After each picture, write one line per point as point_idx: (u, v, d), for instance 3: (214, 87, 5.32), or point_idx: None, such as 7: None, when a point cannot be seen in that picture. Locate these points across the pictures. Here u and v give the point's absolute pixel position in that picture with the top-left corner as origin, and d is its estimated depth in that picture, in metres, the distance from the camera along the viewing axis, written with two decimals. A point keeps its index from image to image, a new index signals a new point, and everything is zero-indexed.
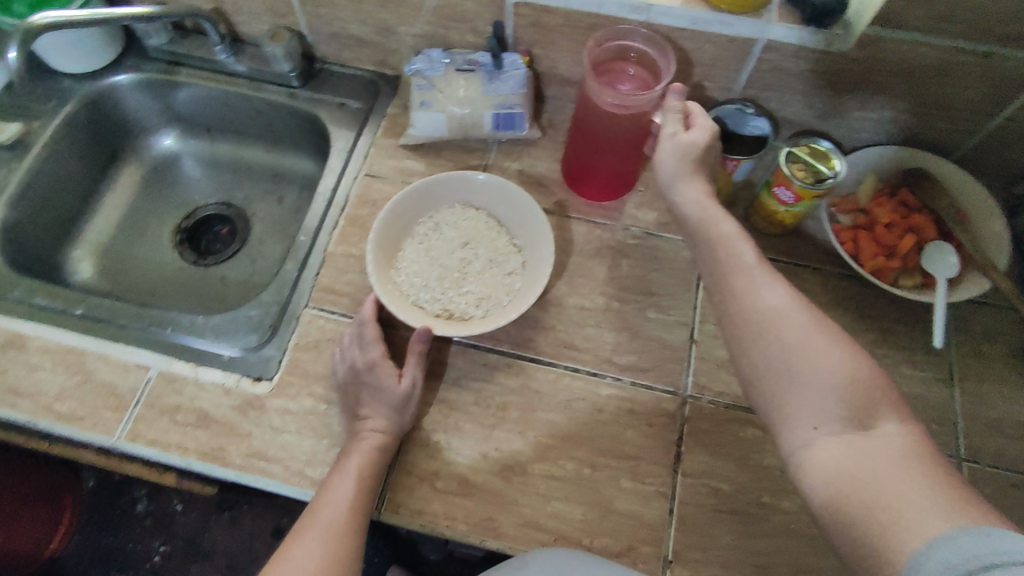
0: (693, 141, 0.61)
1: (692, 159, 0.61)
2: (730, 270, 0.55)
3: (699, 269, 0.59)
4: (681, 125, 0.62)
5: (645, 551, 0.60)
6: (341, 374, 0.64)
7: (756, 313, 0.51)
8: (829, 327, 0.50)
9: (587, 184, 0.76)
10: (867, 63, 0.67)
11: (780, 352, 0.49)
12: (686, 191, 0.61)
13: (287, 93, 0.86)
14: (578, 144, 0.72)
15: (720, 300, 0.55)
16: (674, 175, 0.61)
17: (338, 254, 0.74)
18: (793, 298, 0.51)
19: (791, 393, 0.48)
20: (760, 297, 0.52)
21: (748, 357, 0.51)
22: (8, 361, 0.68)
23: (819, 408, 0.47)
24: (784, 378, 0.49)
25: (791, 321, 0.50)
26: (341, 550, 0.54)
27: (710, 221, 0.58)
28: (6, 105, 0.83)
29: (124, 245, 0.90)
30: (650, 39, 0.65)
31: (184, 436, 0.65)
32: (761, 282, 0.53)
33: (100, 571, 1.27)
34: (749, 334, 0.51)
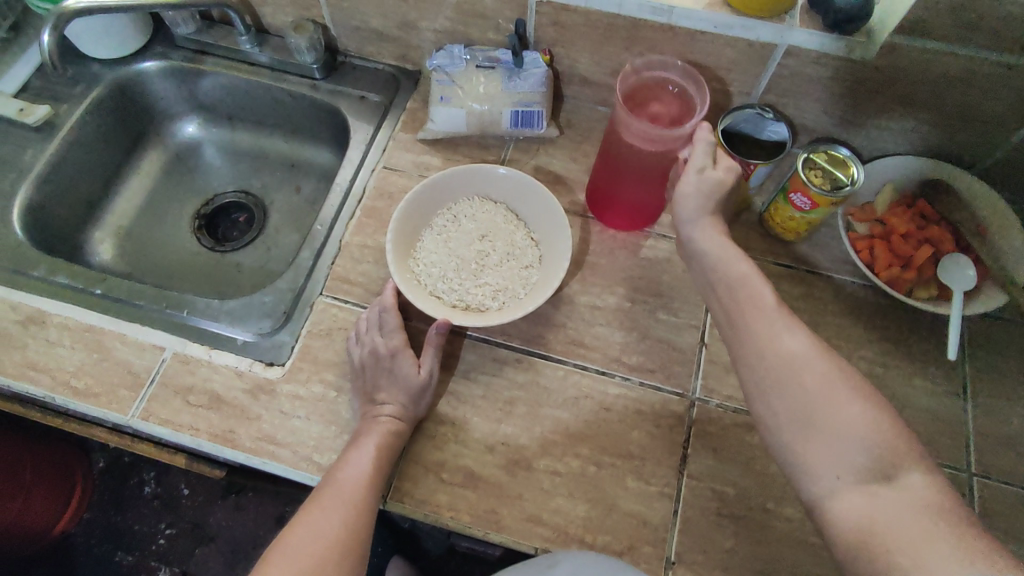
0: (719, 179, 0.59)
1: (714, 199, 0.60)
2: (749, 312, 0.55)
3: (715, 307, 0.59)
4: (711, 159, 0.59)
5: (647, 551, 0.61)
6: (358, 357, 0.64)
7: (777, 360, 0.52)
8: (847, 374, 0.51)
9: (610, 213, 0.74)
10: (887, 71, 0.67)
11: (801, 402, 0.50)
12: (705, 231, 0.60)
13: (309, 84, 0.87)
14: (603, 174, 0.70)
15: (737, 341, 0.55)
16: (694, 215, 0.60)
17: (354, 245, 0.75)
18: (812, 344, 0.52)
19: (813, 443, 0.49)
20: (779, 343, 0.52)
21: (769, 405, 0.52)
22: (28, 337, 0.69)
23: (842, 457, 0.48)
24: (807, 428, 0.50)
25: (813, 369, 0.51)
26: (359, 523, 0.56)
27: (727, 261, 0.58)
28: (38, 88, 0.85)
29: (145, 229, 0.92)
30: (687, 71, 0.63)
31: (196, 417, 0.66)
32: (781, 327, 0.53)
33: (108, 549, 1.29)
34: (770, 382, 0.52)
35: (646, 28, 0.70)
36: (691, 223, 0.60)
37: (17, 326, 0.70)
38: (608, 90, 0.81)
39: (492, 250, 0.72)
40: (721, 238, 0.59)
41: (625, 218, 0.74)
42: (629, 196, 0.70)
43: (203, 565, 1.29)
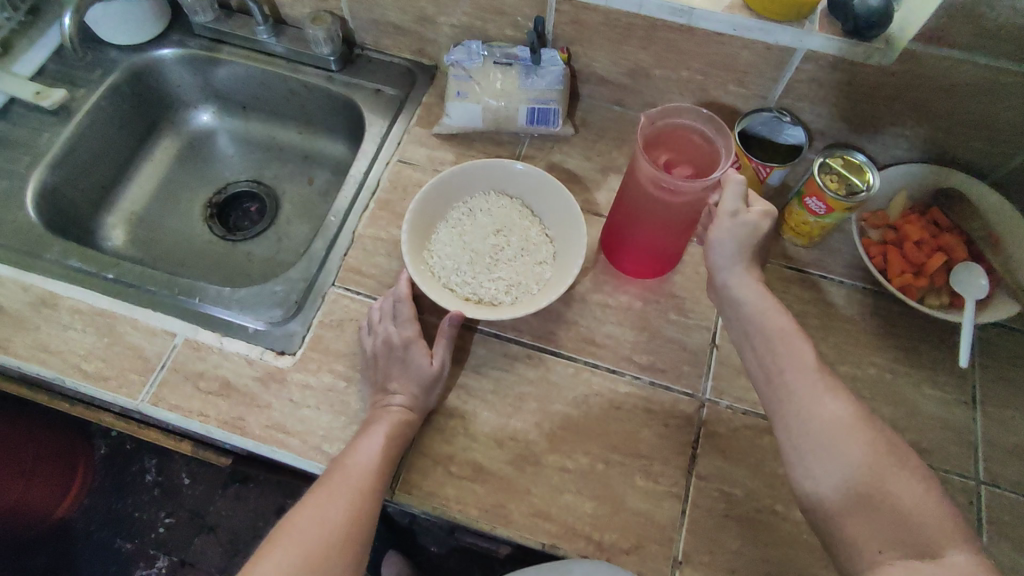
0: (755, 224, 0.59)
1: (749, 244, 0.59)
2: (791, 371, 0.55)
3: (750, 364, 0.59)
4: (744, 202, 0.59)
5: (655, 550, 0.61)
6: (370, 347, 0.65)
7: (821, 423, 0.52)
8: (892, 445, 0.51)
9: (627, 261, 0.71)
10: (905, 78, 0.67)
11: (847, 469, 0.50)
12: (742, 280, 0.59)
13: (325, 76, 0.87)
14: (623, 224, 0.67)
15: (776, 400, 0.55)
16: (730, 261, 0.60)
17: (367, 237, 0.75)
18: (858, 411, 0.52)
19: (856, 513, 0.49)
20: (825, 406, 0.52)
21: (812, 468, 0.51)
22: (39, 319, 0.69)
23: (886, 531, 0.48)
24: (850, 496, 0.49)
25: (860, 436, 0.51)
26: (366, 509, 0.56)
27: (766, 314, 0.58)
28: (54, 72, 0.85)
29: (156, 215, 0.92)
30: (711, 119, 0.61)
31: (206, 403, 0.66)
32: (827, 389, 0.53)
33: (107, 535, 1.29)
34: (813, 445, 0.52)
35: (665, 28, 0.70)
36: (728, 270, 0.60)
37: (28, 308, 0.70)
38: (624, 90, 0.81)
39: (507, 245, 0.72)
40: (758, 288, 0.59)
41: (645, 266, 0.71)
42: (651, 245, 0.67)
43: (202, 555, 1.29)
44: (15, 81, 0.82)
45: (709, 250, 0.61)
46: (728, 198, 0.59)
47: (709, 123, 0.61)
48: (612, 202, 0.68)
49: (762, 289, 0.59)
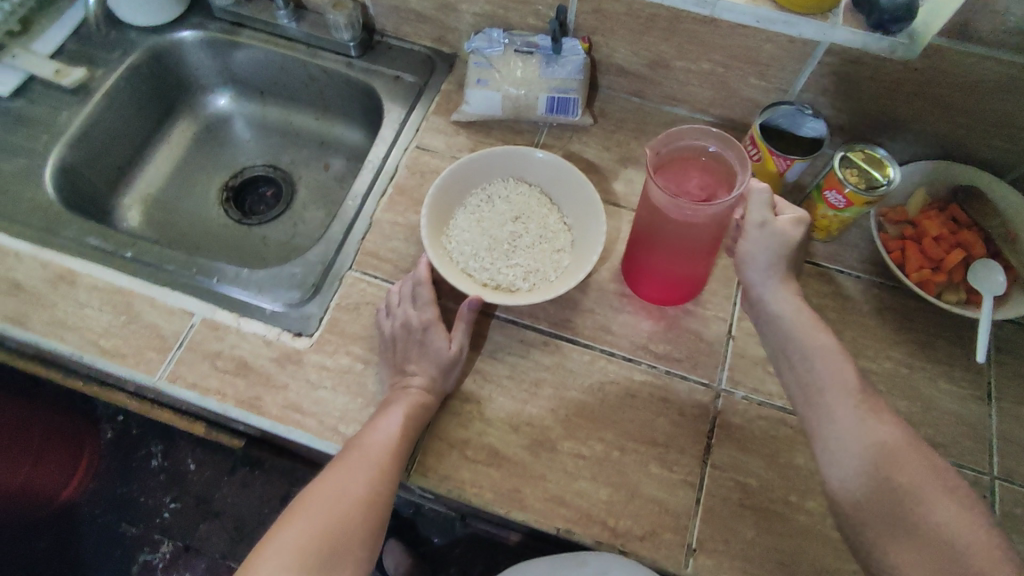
0: (787, 233, 0.58)
1: (786, 255, 0.58)
2: (834, 395, 0.54)
3: (789, 382, 0.58)
4: (772, 210, 0.58)
5: (669, 537, 0.61)
6: (389, 330, 0.65)
7: (868, 449, 0.52)
8: (939, 471, 0.51)
9: (653, 289, 0.69)
10: (928, 73, 0.67)
11: (893, 497, 0.50)
12: (779, 296, 0.58)
13: (344, 62, 0.87)
14: (647, 254, 0.65)
15: (817, 420, 0.55)
16: (769, 275, 0.58)
17: (385, 221, 0.75)
18: (904, 435, 0.52)
19: (901, 541, 0.49)
20: (871, 430, 0.52)
21: (856, 495, 0.51)
22: (57, 296, 0.70)
23: (931, 560, 0.48)
24: (895, 525, 0.50)
25: (907, 463, 0.51)
26: (385, 484, 0.56)
27: (805, 330, 0.57)
28: (73, 51, 0.85)
29: (172, 197, 0.92)
30: (721, 137, 0.59)
31: (223, 382, 0.66)
32: (873, 412, 0.53)
33: (112, 519, 1.29)
34: (857, 471, 0.52)
35: (688, 19, 0.70)
36: (765, 286, 0.59)
37: (46, 285, 0.70)
38: (644, 81, 0.81)
39: (524, 232, 0.72)
40: (796, 304, 0.58)
41: (669, 291, 0.69)
42: (675, 269, 0.65)
43: (207, 540, 1.29)
44: (36, 60, 0.83)
45: (743, 262, 0.60)
46: (755, 210, 0.58)
47: (718, 142, 0.59)
48: (633, 235, 0.66)
49: (801, 305, 0.58)
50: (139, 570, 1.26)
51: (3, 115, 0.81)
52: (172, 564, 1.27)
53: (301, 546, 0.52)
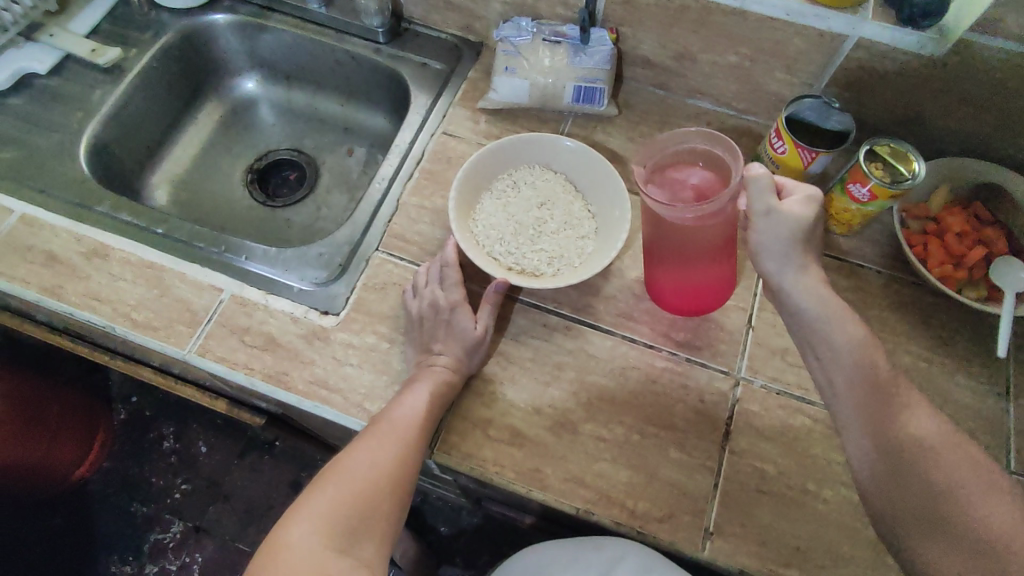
0: (798, 214, 0.56)
1: (803, 238, 0.57)
2: (869, 394, 0.54)
3: (818, 377, 0.58)
4: (775, 195, 0.56)
5: (687, 520, 0.62)
6: (416, 309, 0.66)
7: (903, 447, 0.53)
8: (976, 466, 0.52)
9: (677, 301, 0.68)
10: (955, 69, 0.67)
11: (928, 494, 0.51)
12: (801, 283, 0.57)
13: (372, 48, 0.88)
14: (662, 267, 0.65)
15: (847, 416, 0.56)
16: (788, 260, 0.57)
17: (411, 205, 0.76)
18: (940, 431, 0.53)
19: (937, 541, 0.51)
20: (906, 428, 0.53)
21: (891, 493, 0.53)
22: (91, 269, 0.71)
23: (967, 555, 0.49)
24: (932, 524, 0.51)
25: (943, 460, 0.52)
26: (412, 455, 0.58)
27: (831, 320, 0.56)
28: (108, 31, 0.87)
29: (199, 177, 0.94)
30: (704, 133, 0.61)
31: (251, 357, 0.67)
32: (909, 408, 0.54)
33: (123, 499, 1.31)
34: (892, 469, 0.53)
35: (717, 11, 0.71)
36: (784, 270, 0.57)
37: (80, 258, 0.72)
38: (669, 74, 0.82)
39: (548, 217, 0.74)
40: (819, 290, 0.57)
41: (694, 303, 0.68)
42: (694, 278, 0.65)
43: (217, 521, 1.30)
44: (73, 39, 0.84)
45: (758, 249, 0.58)
46: (758, 197, 0.56)
47: (703, 138, 0.61)
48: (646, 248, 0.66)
49: (825, 291, 0.57)
50: (150, 549, 1.27)
51: (40, 92, 0.83)
52: (182, 544, 1.28)
53: (332, 513, 0.54)
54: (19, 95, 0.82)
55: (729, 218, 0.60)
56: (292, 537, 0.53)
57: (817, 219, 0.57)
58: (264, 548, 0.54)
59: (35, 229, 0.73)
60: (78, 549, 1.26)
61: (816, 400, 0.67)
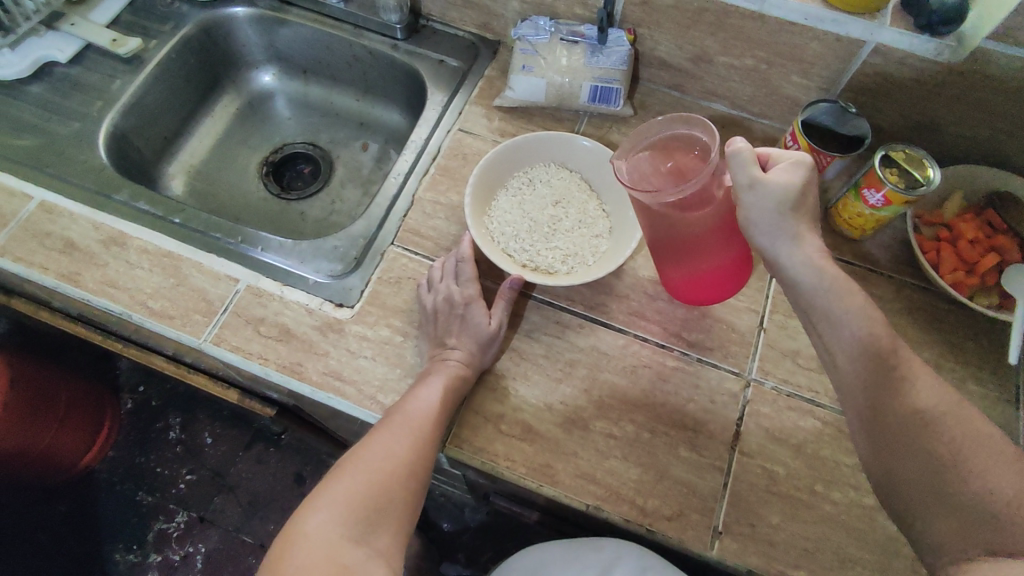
0: (783, 182, 0.54)
1: (795, 206, 0.55)
2: (866, 365, 0.52)
3: (820, 350, 0.57)
4: (757, 168, 0.54)
5: (695, 519, 0.62)
6: (431, 304, 0.67)
7: (901, 417, 0.50)
8: (986, 437, 0.49)
9: (698, 291, 0.66)
10: (972, 77, 0.67)
11: (929, 464, 0.49)
12: (795, 254, 0.55)
13: (389, 44, 0.89)
14: (677, 264, 0.62)
15: (849, 387, 0.54)
16: (781, 230, 0.55)
17: (426, 200, 0.77)
18: (945, 401, 0.50)
19: (938, 509, 0.48)
20: (906, 397, 0.51)
21: (891, 464, 0.51)
22: (109, 257, 0.72)
23: (974, 528, 0.46)
24: (933, 493, 0.48)
25: (946, 430, 0.49)
26: (426, 447, 0.59)
27: (829, 291, 0.54)
28: (129, 22, 0.88)
29: (215, 169, 0.94)
30: (675, 117, 0.56)
31: (266, 347, 0.68)
32: (909, 378, 0.52)
33: (129, 487, 1.31)
34: (891, 441, 0.51)
35: (736, 14, 0.71)
36: (777, 242, 0.56)
37: (98, 245, 0.72)
38: (685, 76, 0.83)
39: (564, 216, 0.75)
40: (816, 260, 0.55)
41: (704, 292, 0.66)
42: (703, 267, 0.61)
43: (221, 513, 1.30)
44: (93, 27, 0.85)
45: (750, 224, 0.56)
46: (739, 170, 0.54)
47: (679, 123, 0.57)
48: (653, 249, 0.62)
49: (820, 260, 0.55)
50: (153, 539, 1.27)
51: (59, 81, 0.84)
52: (185, 534, 1.28)
53: (348, 503, 0.55)
54: (38, 83, 0.83)
55: (719, 201, 0.56)
56: (309, 527, 0.54)
57: (809, 185, 0.55)
58: (281, 538, 0.55)
59: (54, 215, 0.74)
60: (83, 537, 1.27)
61: (826, 404, 0.67)
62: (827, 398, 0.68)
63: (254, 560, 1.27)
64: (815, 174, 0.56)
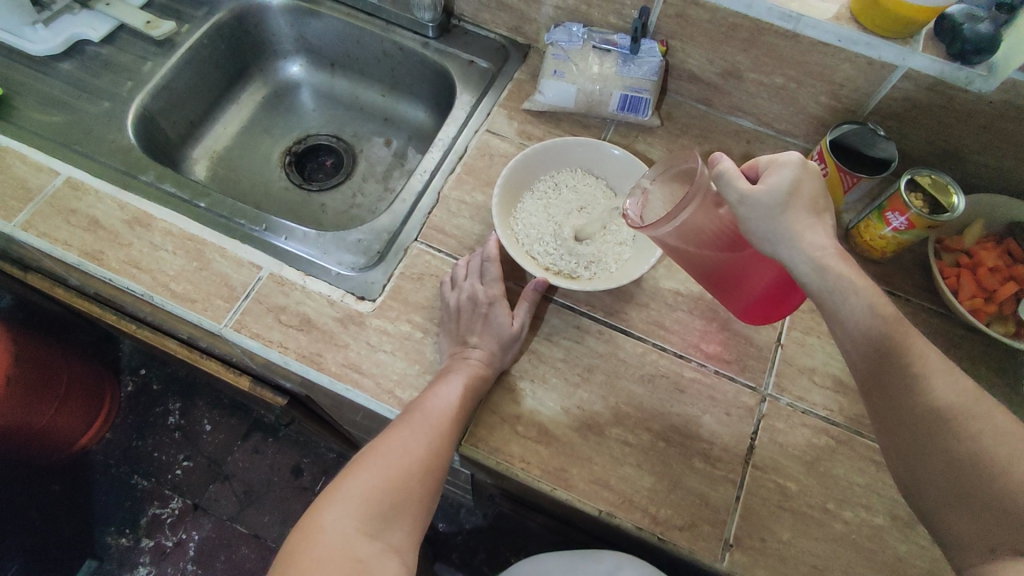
0: (771, 187, 0.52)
1: (788, 206, 0.52)
2: (878, 361, 0.51)
3: (841, 347, 0.54)
4: (743, 182, 0.52)
5: (707, 530, 0.62)
6: (454, 301, 0.67)
7: (917, 416, 0.49)
8: (1007, 432, 0.46)
9: (751, 308, 0.63)
10: (1002, 109, 0.68)
11: (948, 463, 0.47)
12: (796, 254, 0.52)
13: (420, 41, 0.89)
14: (723, 278, 0.60)
15: (870, 385, 0.52)
16: (779, 233, 0.52)
17: (452, 198, 0.77)
18: (964, 396, 0.48)
19: (960, 511, 0.46)
20: (921, 395, 0.49)
21: (911, 465, 0.50)
22: (133, 237, 0.72)
23: (996, 529, 0.44)
24: (954, 495, 0.47)
25: (965, 428, 0.47)
26: (444, 445, 0.59)
27: (838, 289, 0.51)
28: (162, 6, 0.89)
29: (237, 157, 0.95)
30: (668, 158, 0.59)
31: (286, 336, 0.68)
32: (925, 374, 0.49)
33: (125, 471, 1.30)
34: (910, 439, 0.50)
35: (770, 32, 0.72)
36: (779, 246, 0.52)
37: (123, 225, 0.72)
38: (713, 90, 0.83)
39: (588, 223, 0.75)
40: (818, 258, 0.51)
41: (735, 299, 0.63)
42: (728, 270, 0.59)
43: (216, 502, 1.29)
44: (127, 9, 0.87)
45: (754, 237, 0.53)
46: (728, 189, 0.53)
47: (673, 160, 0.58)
48: (697, 271, 0.61)
49: (824, 258, 0.51)
50: (146, 523, 1.26)
51: (90, 59, 0.84)
52: (179, 521, 1.27)
53: (366, 497, 0.55)
54: (70, 61, 0.84)
55: (723, 220, 0.55)
56: (326, 520, 0.54)
57: (799, 183, 0.53)
58: (298, 530, 0.55)
59: (80, 192, 0.73)
60: (75, 518, 1.25)
61: (841, 422, 0.68)
62: (842, 417, 0.68)
63: (248, 551, 1.26)
64: (806, 170, 0.53)
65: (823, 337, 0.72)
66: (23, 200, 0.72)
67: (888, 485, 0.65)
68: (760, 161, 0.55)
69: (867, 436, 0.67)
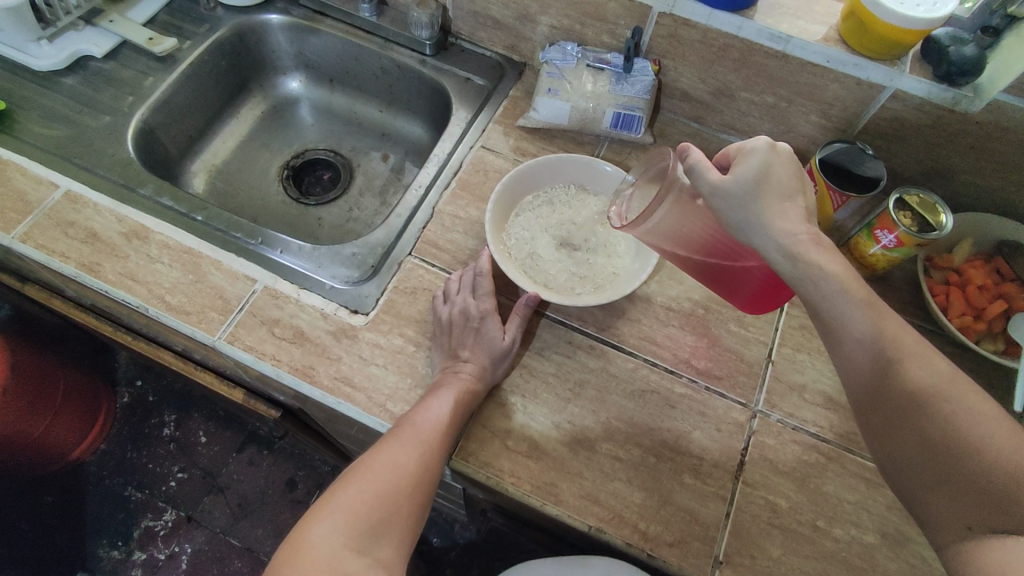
0: (741, 174, 0.52)
1: (758, 193, 0.52)
2: (863, 355, 0.51)
3: (823, 336, 0.53)
4: (713, 173, 0.54)
5: (697, 546, 0.62)
6: (446, 315, 0.68)
7: (893, 398, 0.49)
8: (980, 413, 0.47)
9: (738, 300, 0.64)
10: (989, 129, 0.69)
11: (926, 446, 0.48)
12: (766, 240, 0.51)
13: (417, 58, 0.91)
14: (707, 273, 0.62)
15: (852, 375, 0.52)
16: (750, 221, 0.52)
17: (447, 213, 0.78)
18: (941, 379, 0.48)
19: (939, 493, 0.47)
20: (898, 378, 0.49)
21: (893, 450, 0.50)
22: (130, 249, 0.72)
23: (973, 507, 0.45)
24: (932, 477, 0.48)
25: (941, 410, 0.47)
26: (434, 459, 0.59)
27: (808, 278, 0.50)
28: (165, 22, 0.91)
29: (236, 171, 0.96)
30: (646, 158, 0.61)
31: (279, 349, 0.68)
32: (902, 356, 0.49)
33: (118, 482, 1.30)
34: (890, 424, 0.50)
35: (760, 53, 0.73)
36: (753, 235, 0.52)
37: (121, 237, 0.73)
38: (706, 108, 0.84)
39: (573, 233, 0.77)
40: (788, 245, 0.50)
41: (734, 292, 0.63)
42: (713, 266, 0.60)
43: (209, 514, 1.28)
44: (131, 26, 0.88)
45: (729, 226, 0.54)
46: (700, 179, 0.54)
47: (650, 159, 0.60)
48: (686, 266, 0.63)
49: (797, 244, 0.50)
50: (139, 536, 1.25)
51: (93, 74, 0.86)
52: (172, 533, 1.26)
53: (355, 511, 0.55)
54: (73, 76, 0.85)
55: (701, 212, 0.56)
56: (313, 536, 0.54)
57: (769, 167, 0.52)
58: (286, 544, 0.55)
59: (79, 205, 0.74)
60: (67, 529, 1.25)
61: (831, 439, 0.68)
62: (832, 433, 0.68)
63: (240, 564, 1.25)
64: (777, 154, 0.53)
65: (814, 354, 0.72)
66: (22, 212, 0.73)
67: (877, 502, 0.65)
68: (732, 150, 0.56)
69: (857, 453, 0.67)
